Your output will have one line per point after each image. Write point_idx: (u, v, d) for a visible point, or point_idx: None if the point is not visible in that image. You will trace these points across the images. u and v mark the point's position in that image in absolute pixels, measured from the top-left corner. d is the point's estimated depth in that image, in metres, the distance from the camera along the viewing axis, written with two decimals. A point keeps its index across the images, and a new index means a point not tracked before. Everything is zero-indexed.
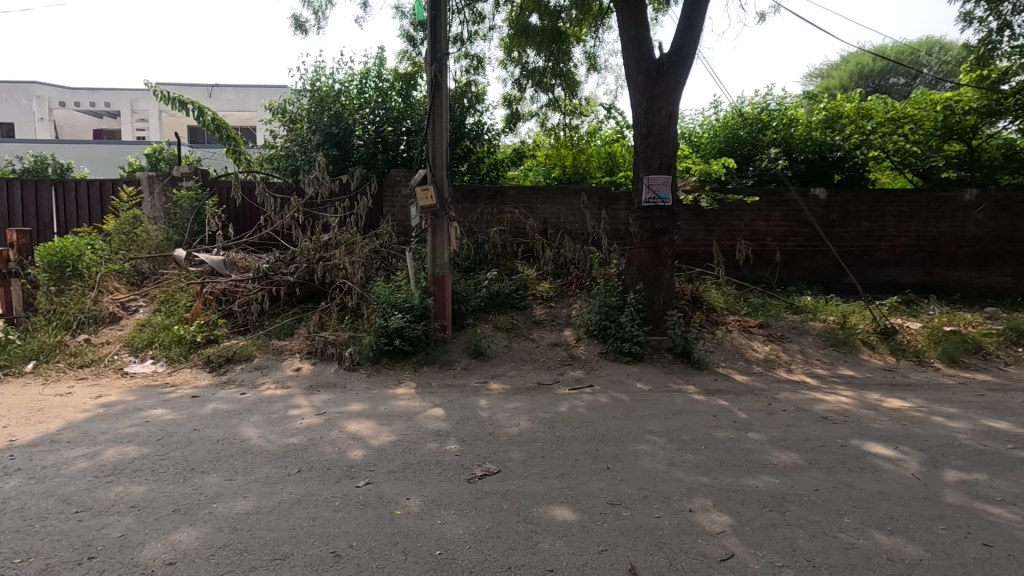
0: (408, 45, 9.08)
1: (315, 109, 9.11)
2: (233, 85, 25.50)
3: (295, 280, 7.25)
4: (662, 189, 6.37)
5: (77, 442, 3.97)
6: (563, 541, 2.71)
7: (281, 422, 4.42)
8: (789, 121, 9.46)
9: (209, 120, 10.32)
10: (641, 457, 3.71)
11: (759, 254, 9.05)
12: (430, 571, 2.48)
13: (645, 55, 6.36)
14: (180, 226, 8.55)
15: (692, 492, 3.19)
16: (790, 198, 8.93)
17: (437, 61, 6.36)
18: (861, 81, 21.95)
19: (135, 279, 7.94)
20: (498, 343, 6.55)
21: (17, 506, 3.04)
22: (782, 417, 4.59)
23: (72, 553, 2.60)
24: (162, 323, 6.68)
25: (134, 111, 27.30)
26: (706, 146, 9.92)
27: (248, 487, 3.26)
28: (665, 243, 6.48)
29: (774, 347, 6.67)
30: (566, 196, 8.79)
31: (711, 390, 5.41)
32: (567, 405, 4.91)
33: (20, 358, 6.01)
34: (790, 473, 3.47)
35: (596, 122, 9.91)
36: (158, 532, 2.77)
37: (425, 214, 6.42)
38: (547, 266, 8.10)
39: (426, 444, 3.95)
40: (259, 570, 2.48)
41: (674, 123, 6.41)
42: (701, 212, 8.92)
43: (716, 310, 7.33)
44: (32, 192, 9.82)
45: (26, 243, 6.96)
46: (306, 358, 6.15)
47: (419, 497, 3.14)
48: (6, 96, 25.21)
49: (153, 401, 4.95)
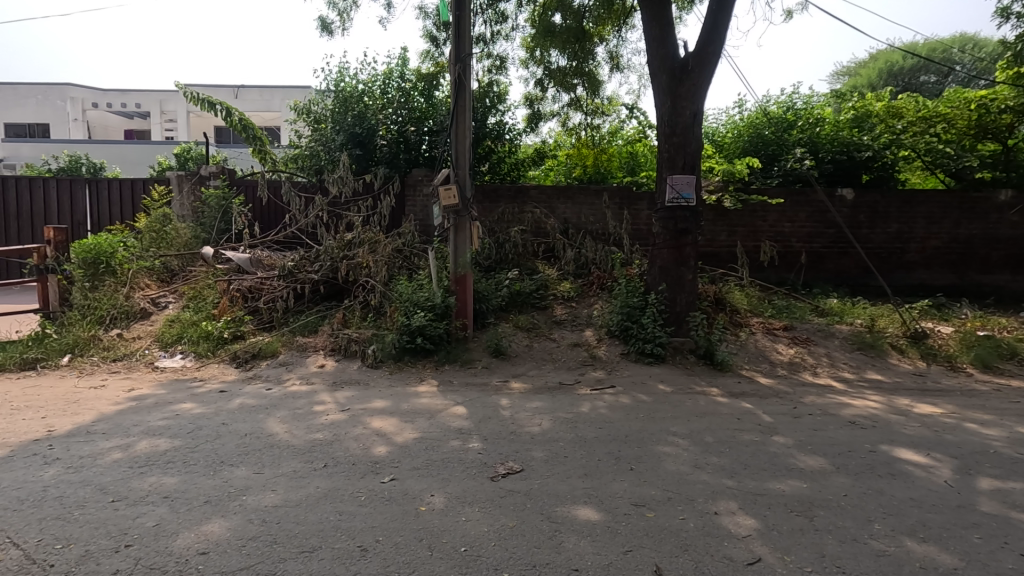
0: (431, 45, 9.15)
1: (339, 109, 9.22)
2: (259, 86, 25.97)
3: (319, 277, 7.36)
4: (685, 189, 6.32)
5: (112, 434, 4.09)
6: (587, 541, 2.71)
7: (306, 418, 4.50)
8: (815, 121, 9.32)
9: (236, 120, 10.51)
10: (665, 458, 3.69)
11: (783, 256, 8.92)
12: (456, 568, 2.50)
13: (669, 55, 6.31)
14: (208, 224, 8.73)
15: (717, 495, 3.17)
16: (816, 199, 8.79)
17: (460, 61, 6.39)
18: (890, 79, 21.43)
19: (165, 276, 8.13)
20: (518, 343, 6.57)
21: (57, 494, 3.14)
22: (808, 421, 4.52)
23: (110, 541, 2.68)
24: (191, 319, 6.83)
25: (163, 111, 27.94)
26: (729, 146, 9.79)
27: (276, 480, 3.33)
28: (688, 244, 6.43)
29: (798, 350, 6.57)
30: (587, 196, 8.77)
31: (735, 393, 5.35)
32: (588, 405, 4.91)
33: (56, 352, 6.22)
34: (817, 478, 3.42)
35: (617, 122, 9.86)
36: (191, 522, 2.84)
37: (448, 214, 6.45)
38: (568, 266, 8.09)
39: (449, 441, 3.99)
40: (288, 562, 2.53)
41: (699, 122, 6.35)
42: (724, 212, 8.82)
43: (740, 312, 7.25)
44: (67, 191, 10.16)
45: (62, 240, 7.19)
46: (329, 355, 6.25)
47: (443, 494, 3.17)
48: (43, 98, 26.02)
49: (183, 395, 5.08)
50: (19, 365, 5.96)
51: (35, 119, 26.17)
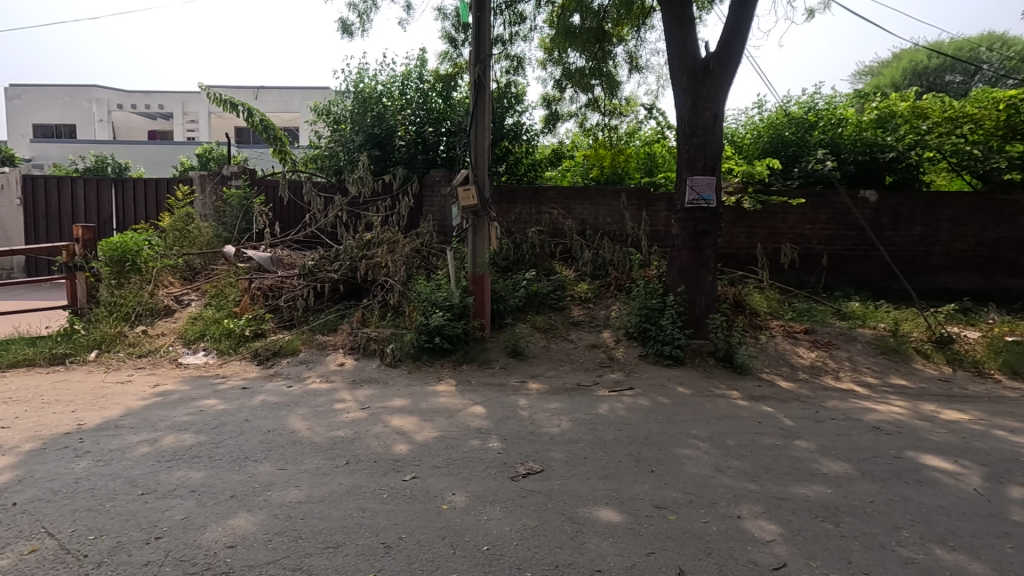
0: (450, 46, 9.21)
1: (358, 110, 9.31)
2: (278, 88, 26.30)
3: (339, 277, 7.45)
4: (706, 190, 6.27)
5: (139, 428, 4.18)
6: (609, 542, 2.71)
7: (327, 415, 4.55)
8: (837, 121, 9.16)
9: (257, 121, 10.64)
10: (685, 461, 3.67)
11: (804, 258, 8.81)
12: (480, 566, 2.51)
13: (690, 55, 6.28)
14: (230, 224, 8.87)
15: (739, 499, 3.14)
16: (838, 201, 8.67)
17: (480, 62, 6.41)
18: (914, 79, 21.03)
19: (188, 274, 8.27)
20: (536, 343, 6.58)
21: (89, 486, 3.22)
22: (831, 425, 4.47)
23: (140, 532, 2.74)
24: (213, 316, 6.93)
25: (185, 112, 28.43)
26: (748, 147, 9.62)
27: (300, 477, 3.37)
28: (708, 245, 6.38)
29: (820, 353, 6.49)
30: (605, 196, 8.73)
31: (755, 396, 5.30)
32: (607, 406, 4.90)
33: (84, 348, 6.37)
34: (842, 483, 3.37)
35: (635, 122, 9.81)
36: (218, 516, 2.90)
37: (467, 214, 6.48)
38: (586, 267, 8.08)
39: (468, 441, 4.00)
40: (313, 557, 2.56)
41: (719, 124, 6.30)
42: (743, 213, 8.74)
43: (759, 314, 7.17)
44: (94, 190, 10.40)
45: (90, 238, 7.33)
46: (348, 354, 6.31)
47: (464, 492, 3.19)
48: (69, 98, 26.62)
49: (207, 391, 5.17)
50: (49, 360, 6.12)
51: (63, 120, 26.78)
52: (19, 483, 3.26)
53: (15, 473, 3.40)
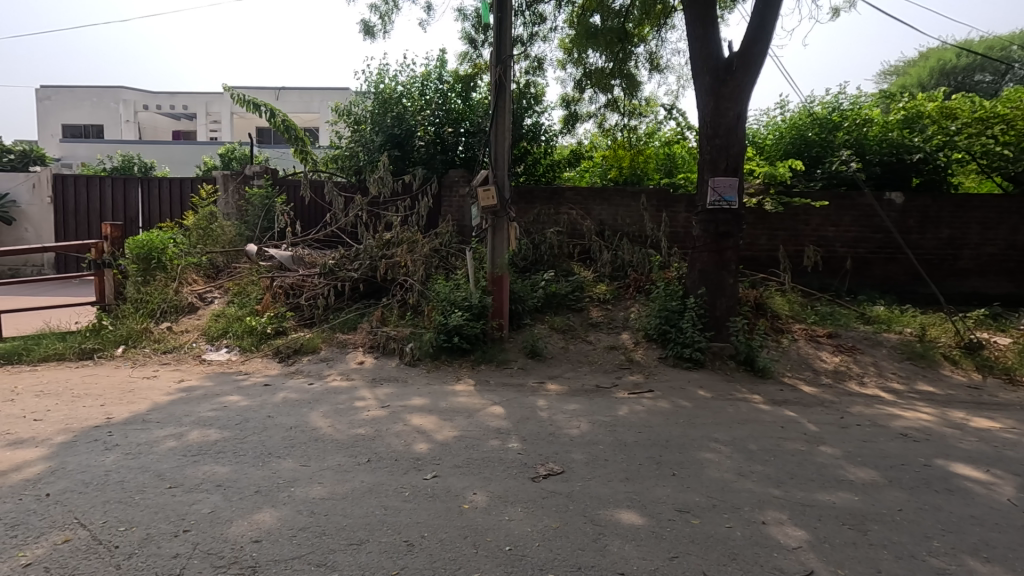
0: (470, 47, 9.25)
1: (378, 111, 9.38)
2: (299, 89, 26.62)
3: (359, 276, 7.52)
4: (727, 193, 6.21)
5: (166, 423, 4.26)
6: (632, 546, 2.69)
7: (348, 413, 4.59)
8: (863, 121, 8.93)
9: (279, 121, 10.77)
10: (707, 465, 3.63)
11: (827, 261, 8.68)
12: (502, 567, 2.51)
13: (713, 55, 6.22)
14: (251, 223, 9.00)
15: (763, 504, 3.10)
16: (862, 203, 8.52)
17: (501, 63, 6.42)
18: (942, 79, 20.58)
19: (211, 272, 8.42)
20: (554, 344, 6.57)
21: (118, 479, 3.29)
22: (857, 431, 4.39)
23: (169, 525, 2.79)
24: (235, 314, 7.02)
25: (209, 112, 28.90)
26: (770, 149, 9.48)
27: (322, 473, 3.41)
28: (729, 247, 6.31)
29: (844, 358, 6.38)
30: (624, 198, 8.68)
31: (778, 400, 5.23)
32: (626, 408, 4.87)
33: (112, 343, 6.51)
34: (869, 491, 3.31)
35: (655, 123, 9.72)
36: (244, 511, 2.94)
37: (486, 214, 6.49)
38: (604, 268, 8.05)
39: (488, 441, 4.01)
40: (337, 553, 2.59)
41: (742, 125, 6.23)
42: (765, 214, 8.63)
43: (781, 318, 7.08)
44: (121, 189, 10.63)
45: (118, 236, 7.44)
46: (368, 352, 6.38)
47: (485, 492, 3.19)
48: (97, 99, 27.21)
49: (230, 388, 5.25)
50: (78, 355, 6.27)
51: (90, 121, 27.38)
52: (52, 475, 3.34)
53: (47, 465, 3.49)
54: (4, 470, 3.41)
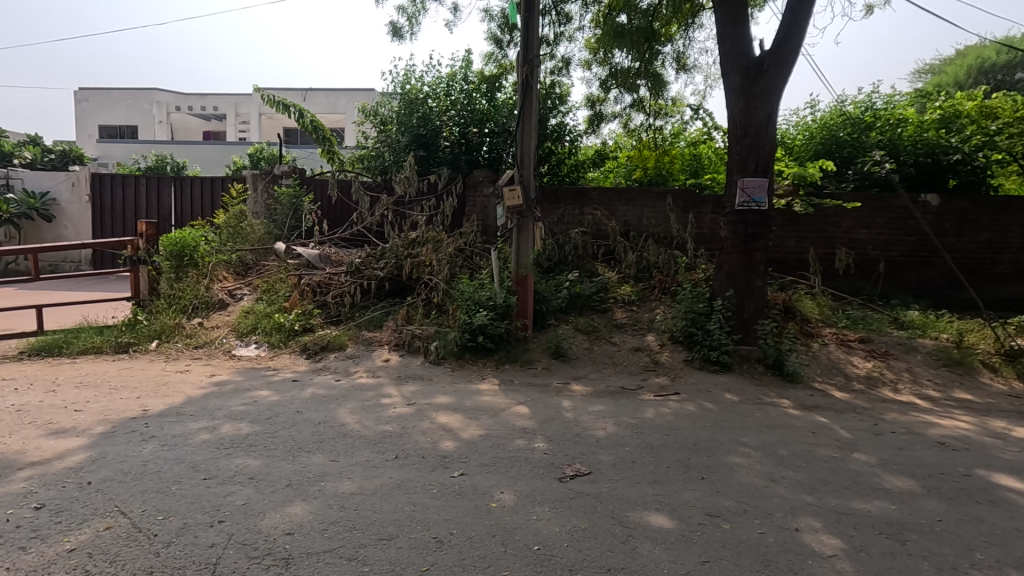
0: (496, 47, 9.27)
1: (404, 111, 9.44)
2: (325, 89, 27.03)
3: (385, 275, 7.60)
4: (757, 193, 6.11)
5: (199, 416, 4.36)
6: (662, 549, 2.66)
7: (375, 410, 4.64)
8: (897, 121, 8.66)
9: (307, 122, 10.94)
10: (737, 470, 3.58)
11: (859, 264, 8.47)
12: (531, 566, 2.51)
13: (743, 54, 6.13)
14: (280, 221, 9.19)
15: (796, 511, 3.05)
16: (896, 205, 8.30)
17: (528, 62, 6.41)
18: (981, 76, 19.94)
19: (240, 269, 8.61)
20: (579, 344, 6.55)
21: (155, 469, 3.38)
22: (892, 439, 4.28)
23: (205, 515, 2.86)
24: (264, 310, 7.14)
25: (238, 113, 29.51)
26: (800, 149, 9.25)
27: (351, 469, 3.44)
28: (758, 250, 6.21)
29: (877, 363, 6.22)
30: (649, 198, 8.60)
31: (808, 406, 5.13)
32: (652, 411, 4.82)
33: (146, 337, 6.69)
34: (906, 500, 3.22)
35: (681, 123, 9.62)
36: (277, 504, 2.99)
37: (512, 214, 6.50)
38: (629, 269, 7.99)
39: (514, 440, 4.01)
40: (367, 548, 2.62)
41: (773, 124, 6.12)
42: (794, 216, 8.47)
43: (811, 321, 6.94)
44: (155, 188, 10.91)
45: (152, 233, 7.59)
46: (393, 350, 6.43)
47: (512, 491, 3.20)
48: (132, 101, 27.98)
49: (260, 383, 5.36)
50: (115, 348, 6.46)
51: (125, 121, 28.19)
52: (93, 464, 3.45)
53: (88, 454, 3.61)
54: (48, 458, 3.53)
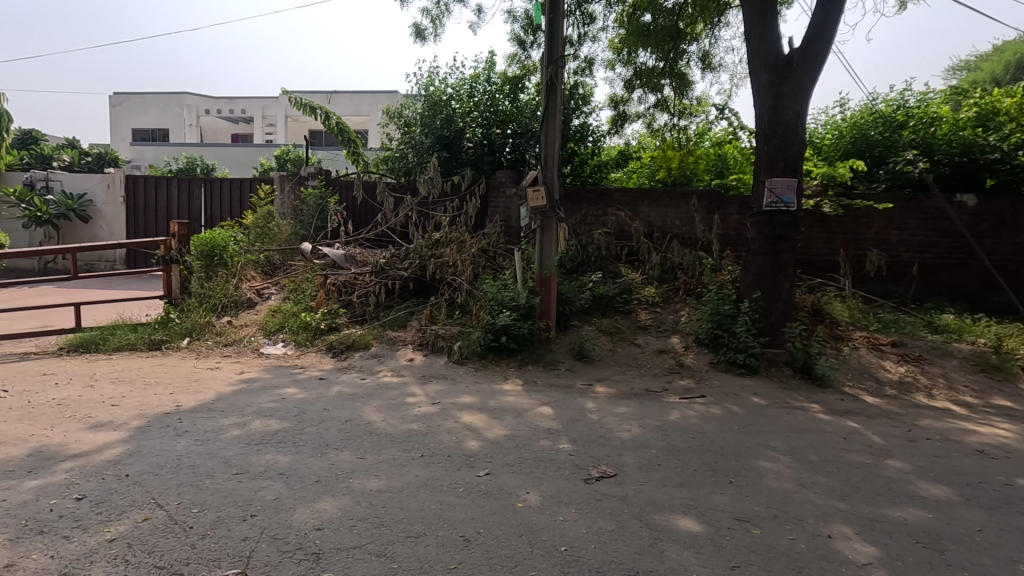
0: (519, 48, 9.28)
1: (428, 113, 9.48)
2: (350, 92, 27.44)
3: (409, 275, 7.66)
4: (785, 194, 6.01)
5: (229, 412, 4.46)
6: (690, 552, 2.64)
7: (400, 408, 4.68)
8: (931, 119, 8.39)
9: (333, 124, 11.11)
10: (766, 474, 3.52)
11: (891, 267, 8.26)
12: (559, 567, 2.51)
13: (772, 53, 6.03)
14: (306, 222, 9.36)
15: (828, 517, 2.99)
16: (930, 206, 8.08)
17: (553, 63, 6.41)
18: (1020, 73, 19.33)
19: (268, 269, 8.78)
20: (602, 346, 6.52)
21: (189, 463, 3.47)
22: (928, 445, 4.16)
23: (237, 509, 2.92)
24: (291, 310, 7.26)
25: (265, 116, 30.09)
26: (829, 149, 9.04)
27: (378, 466, 3.48)
28: (786, 250, 6.10)
29: (910, 368, 6.06)
30: (673, 199, 8.51)
31: (838, 411, 5.02)
32: (678, 413, 4.78)
33: (178, 335, 6.86)
34: (943, 508, 3.13)
35: (706, 123, 9.50)
36: (306, 499, 3.04)
37: (535, 215, 6.50)
38: (653, 270, 7.93)
39: (539, 441, 4.01)
40: (395, 545, 2.64)
41: (803, 123, 6.02)
42: (823, 217, 8.31)
43: (841, 324, 6.79)
44: (186, 189, 11.20)
45: (184, 233, 7.74)
46: (417, 350, 6.48)
47: (538, 492, 3.20)
48: (164, 105, 28.80)
49: (287, 380, 5.46)
50: (148, 345, 6.64)
51: (157, 124, 29.01)
52: (130, 457, 3.55)
53: (125, 447, 3.72)
54: (88, 451, 3.65)
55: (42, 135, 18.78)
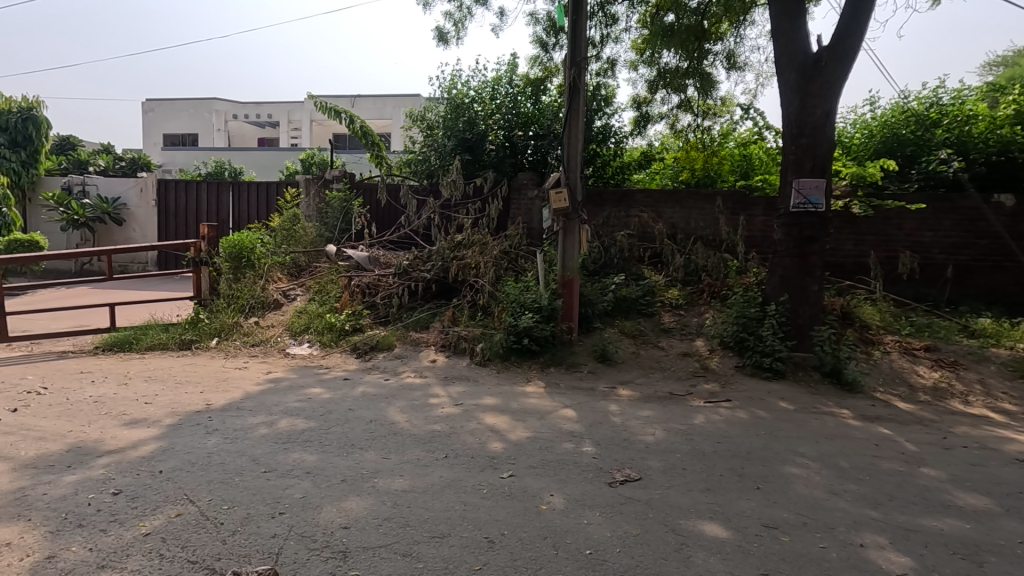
0: (541, 50, 9.28)
1: (450, 116, 9.52)
2: (373, 96, 27.82)
3: (431, 276, 7.71)
4: (814, 194, 5.89)
5: (257, 411, 4.55)
6: (717, 558, 2.61)
7: (424, 409, 4.72)
8: (966, 117, 8.13)
9: (357, 127, 11.26)
10: (794, 481, 3.45)
11: (925, 269, 8.03)
12: (583, 570, 2.50)
13: (799, 51, 5.93)
14: (331, 224, 9.51)
15: (859, 525, 2.92)
16: (965, 206, 7.84)
17: (575, 65, 6.39)
18: None
19: (294, 271, 8.93)
20: (625, 349, 6.47)
21: (219, 461, 3.55)
22: (965, 454, 4.03)
23: (266, 507, 2.98)
24: (316, 311, 7.38)
25: (290, 121, 30.66)
26: (859, 148, 8.84)
27: (403, 467, 3.51)
28: (814, 252, 5.99)
29: (944, 373, 5.88)
30: (697, 200, 8.41)
31: (869, 416, 4.89)
32: (702, 417, 4.71)
33: (207, 335, 7.03)
34: (982, 519, 3.03)
35: (730, 123, 9.37)
36: (333, 498, 3.09)
37: (558, 216, 6.49)
38: (677, 273, 7.85)
39: (562, 443, 4.00)
40: (420, 545, 2.67)
41: (831, 122, 5.89)
42: (852, 219, 8.13)
43: (871, 328, 6.63)
44: (214, 193, 11.47)
45: (213, 235, 7.86)
46: (440, 351, 6.53)
47: (562, 494, 3.19)
48: (194, 111, 29.54)
49: (313, 380, 5.55)
50: (179, 345, 6.81)
51: (187, 129, 29.78)
52: (163, 454, 3.65)
53: (158, 444, 3.82)
54: (123, 447, 3.76)
55: (79, 141, 19.42)
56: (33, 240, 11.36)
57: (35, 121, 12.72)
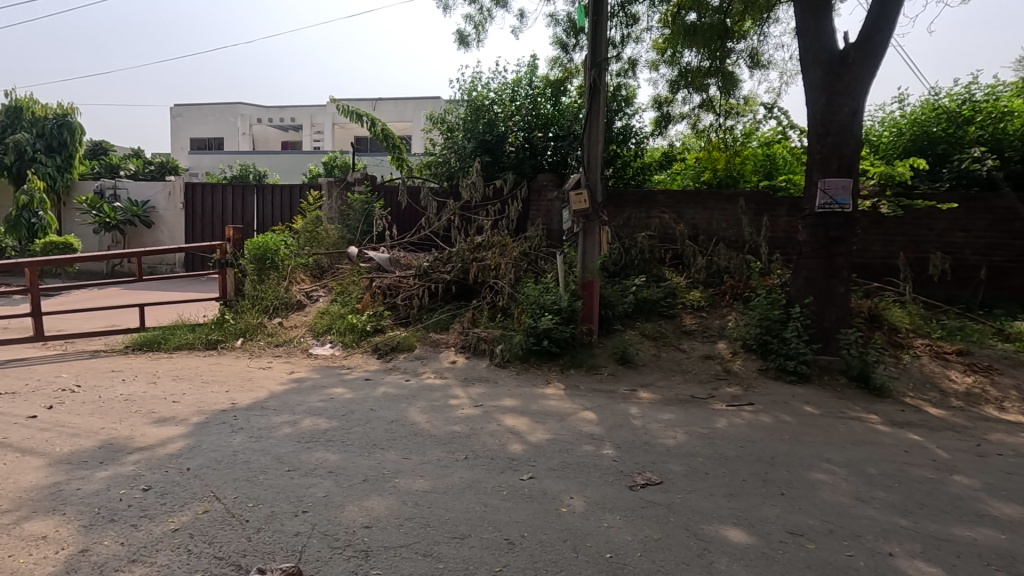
0: (561, 52, 9.25)
1: (470, 118, 9.54)
2: (394, 99, 28.12)
3: (451, 277, 7.74)
4: (840, 194, 5.77)
5: (281, 410, 4.62)
6: (740, 564, 2.57)
7: (444, 410, 4.74)
8: (1001, 113, 7.88)
9: (378, 130, 11.38)
10: (820, 487, 3.38)
11: (957, 271, 7.80)
12: (604, 573, 2.49)
13: (825, 48, 5.82)
14: (353, 226, 9.64)
15: (888, 534, 2.84)
16: (1000, 206, 7.60)
17: (596, 66, 6.35)
18: None
19: (316, 272, 9.08)
20: (645, 351, 6.42)
21: (245, 459, 3.62)
22: (1000, 461, 3.90)
23: (290, 505, 3.03)
24: (338, 311, 7.48)
25: (313, 124, 31.14)
26: (887, 147, 8.64)
27: (424, 467, 3.54)
28: (840, 254, 5.87)
29: (978, 378, 5.70)
30: (719, 201, 8.31)
31: (898, 422, 4.77)
32: (725, 421, 4.65)
33: (232, 335, 7.17)
34: (1018, 530, 2.93)
35: (753, 122, 9.23)
36: (355, 498, 3.12)
37: (578, 218, 6.46)
38: (698, 274, 7.77)
39: (582, 446, 3.98)
40: (441, 545, 2.68)
41: (859, 120, 5.77)
42: (880, 219, 7.95)
43: (900, 331, 6.46)
44: (240, 195, 11.72)
45: (239, 238, 8.00)
46: (460, 352, 6.56)
47: (582, 497, 3.18)
48: (220, 115, 30.19)
49: (335, 380, 5.62)
50: (205, 344, 6.96)
51: (213, 134, 30.44)
52: (190, 451, 3.73)
53: (186, 442, 3.91)
54: (152, 444, 3.85)
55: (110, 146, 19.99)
56: (67, 243, 11.73)
57: (70, 127, 13.09)
